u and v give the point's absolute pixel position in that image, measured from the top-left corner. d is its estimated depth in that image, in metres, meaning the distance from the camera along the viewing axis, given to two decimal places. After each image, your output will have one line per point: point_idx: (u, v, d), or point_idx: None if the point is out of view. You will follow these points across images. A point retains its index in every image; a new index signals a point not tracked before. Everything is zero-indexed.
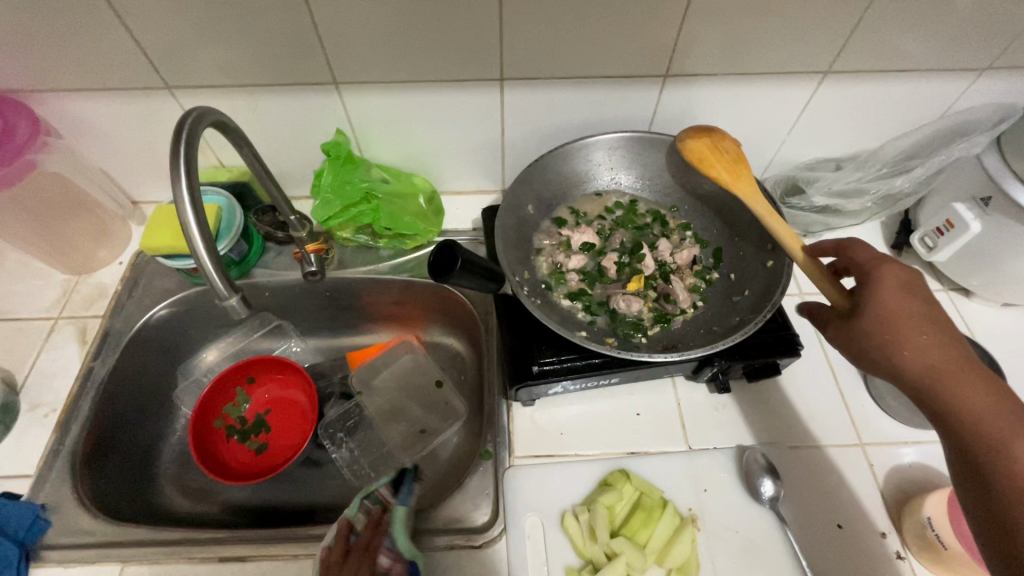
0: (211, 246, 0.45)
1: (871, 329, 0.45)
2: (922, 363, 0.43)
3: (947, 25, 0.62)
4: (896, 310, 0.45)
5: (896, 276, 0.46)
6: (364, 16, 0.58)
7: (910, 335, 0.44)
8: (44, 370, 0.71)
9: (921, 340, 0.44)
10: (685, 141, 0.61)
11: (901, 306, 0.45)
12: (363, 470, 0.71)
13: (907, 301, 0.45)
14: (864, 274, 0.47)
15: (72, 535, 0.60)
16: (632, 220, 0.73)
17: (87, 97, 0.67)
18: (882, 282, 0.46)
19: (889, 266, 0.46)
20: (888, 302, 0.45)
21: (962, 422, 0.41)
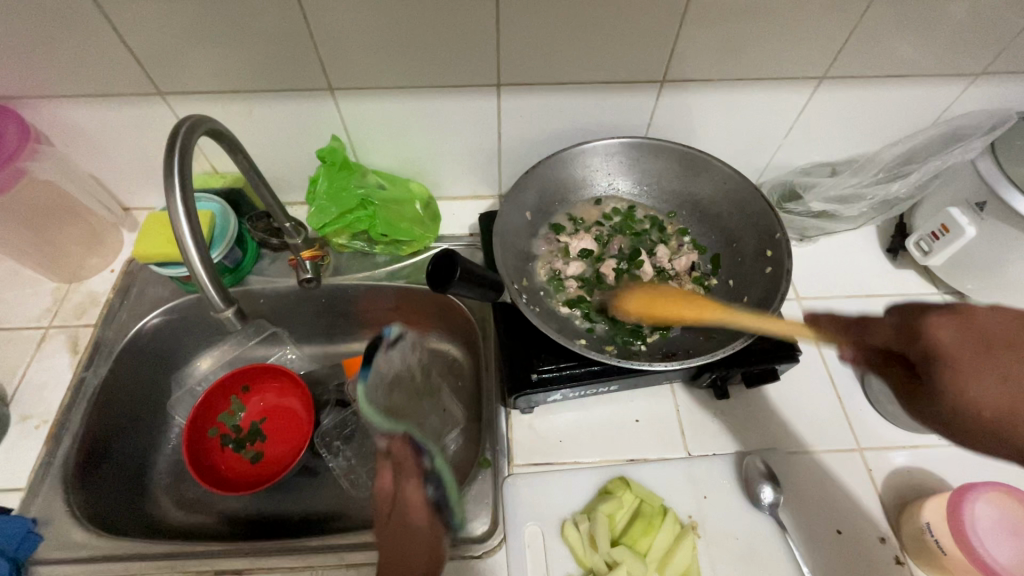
0: (205, 257, 0.44)
1: (974, 416, 0.38)
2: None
3: (942, 31, 0.62)
4: (992, 382, 0.37)
5: (964, 330, 0.39)
6: (359, 21, 0.58)
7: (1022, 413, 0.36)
8: (34, 380, 0.69)
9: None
10: (629, 308, 0.66)
11: (995, 376, 0.37)
12: (362, 480, 0.72)
13: (1003, 364, 0.37)
14: (918, 346, 0.42)
15: (64, 549, 0.59)
16: (631, 226, 0.73)
17: (78, 103, 0.66)
18: (953, 352, 0.39)
19: (941, 326, 0.40)
20: (976, 373, 0.38)
21: None
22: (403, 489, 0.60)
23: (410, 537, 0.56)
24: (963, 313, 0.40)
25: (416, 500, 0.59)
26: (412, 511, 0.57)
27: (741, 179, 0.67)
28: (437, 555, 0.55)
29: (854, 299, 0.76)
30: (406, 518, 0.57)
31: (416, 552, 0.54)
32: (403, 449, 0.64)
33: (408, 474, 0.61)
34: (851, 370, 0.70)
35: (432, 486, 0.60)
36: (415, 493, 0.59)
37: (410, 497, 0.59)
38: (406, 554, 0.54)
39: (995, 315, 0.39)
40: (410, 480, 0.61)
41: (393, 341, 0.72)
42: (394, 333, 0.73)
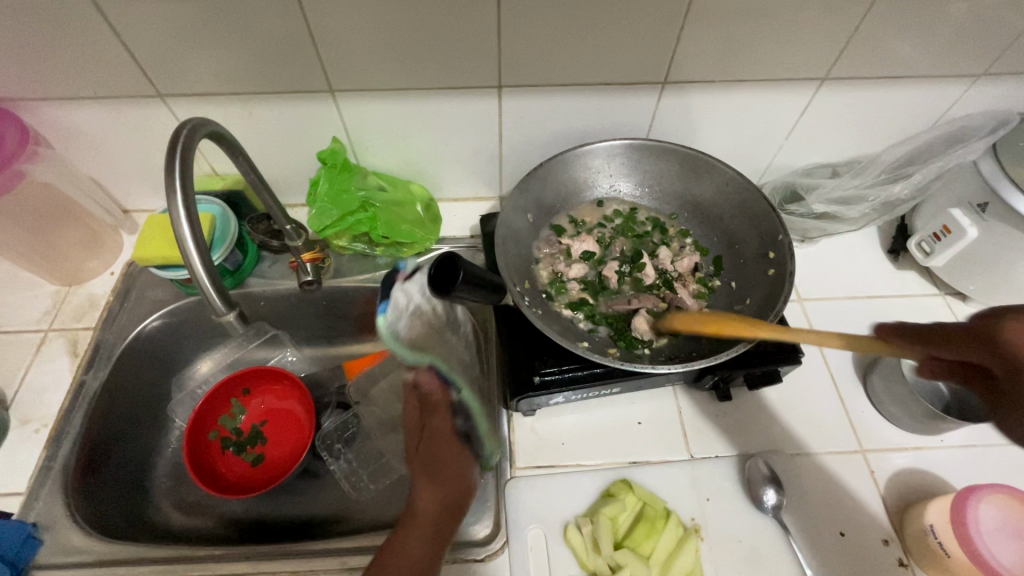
0: (206, 258, 0.44)
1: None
2: None
3: (944, 32, 0.62)
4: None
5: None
6: (361, 24, 0.58)
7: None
8: (34, 384, 0.69)
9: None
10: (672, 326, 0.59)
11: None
12: (363, 482, 0.71)
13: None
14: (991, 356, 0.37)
15: (65, 554, 0.58)
16: (632, 228, 0.73)
17: (77, 106, 0.66)
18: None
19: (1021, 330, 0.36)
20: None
21: None
22: (433, 423, 0.57)
23: (443, 470, 0.54)
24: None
25: (444, 432, 0.56)
26: (445, 443, 0.56)
27: (744, 180, 0.67)
28: (465, 489, 0.54)
29: (855, 300, 0.76)
30: (436, 450, 0.55)
31: (446, 489, 0.53)
32: (431, 381, 0.57)
33: (436, 405, 0.57)
34: (853, 372, 0.70)
35: (460, 417, 0.58)
36: (442, 426, 0.56)
37: (439, 428, 0.57)
38: (436, 488, 0.53)
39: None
40: (439, 411, 0.57)
41: (411, 275, 0.54)
42: (409, 266, 0.56)
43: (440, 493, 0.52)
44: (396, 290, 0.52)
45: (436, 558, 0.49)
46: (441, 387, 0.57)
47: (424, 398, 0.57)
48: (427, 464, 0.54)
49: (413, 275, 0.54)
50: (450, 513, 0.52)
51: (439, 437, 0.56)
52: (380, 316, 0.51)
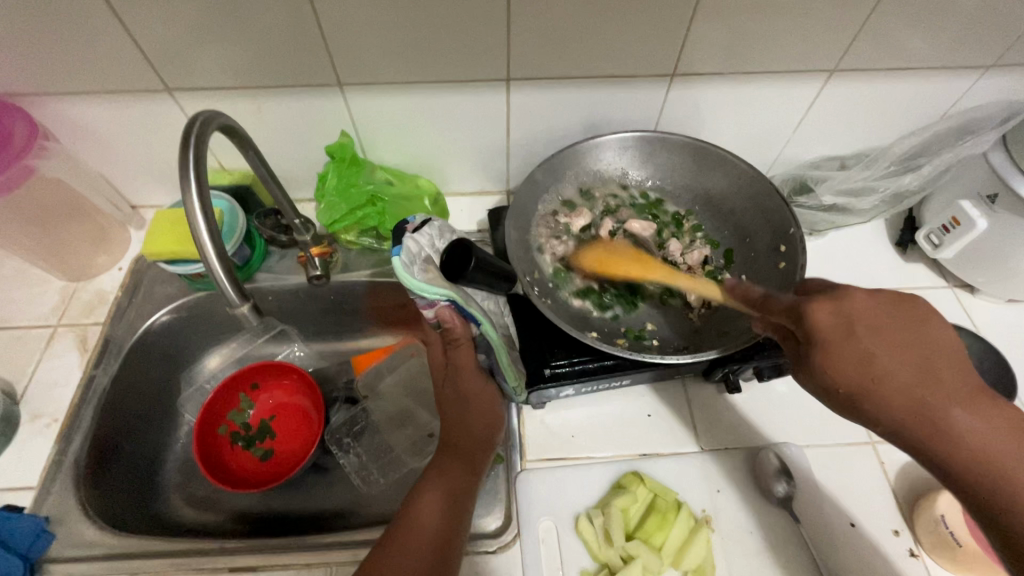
0: (221, 252, 0.44)
1: (840, 394, 0.41)
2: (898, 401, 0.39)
3: (954, 22, 0.62)
4: (853, 360, 0.40)
5: (840, 317, 0.41)
6: (371, 16, 0.57)
7: (884, 387, 0.39)
8: (44, 380, 0.69)
9: (881, 390, 0.39)
10: (580, 257, 0.69)
11: (856, 358, 0.40)
12: (373, 477, 0.71)
13: (866, 344, 0.40)
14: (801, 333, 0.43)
15: (78, 548, 0.58)
16: (654, 211, 0.73)
17: (85, 101, 0.66)
18: (830, 334, 0.41)
19: (823, 310, 0.42)
20: (842, 354, 0.40)
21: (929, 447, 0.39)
22: (456, 358, 0.60)
23: (473, 402, 0.59)
24: (842, 297, 0.42)
25: (470, 367, 0.60)
26: (469, 377, 0.59)
27: (756, 174, 0.67)
28: (497, 422, 0.60)
29: None
30: (464, 384, 0.59)
31: (478, 419, 0.59)
32: (451, 318, 0.55)
33: (458, 339, 0.59)
34: None
35: (483, 354, 0.61)
36: (466, 359, 0.59)
37: (462, 362, 0.59)
38: (468, 422, 0.58)
39: (861, 299, 0.41)
40: (461, 346, 0.59)
41: (420, 226, 0.54)
42: (418, 220, 0.55)
43: (466, 425, 0.58)
44: (408, 237, 0.50)
45: (473, 481, 0.55)
46: (461, 322, 0.57)
47: (446, 333, 0.58)
48: (458, 398, 0.59)
49: (423, 226, 0.54)
50: (483, 443, 0.58)
51: (463, 370, 0.59)
52: (393, 259, 0.49)
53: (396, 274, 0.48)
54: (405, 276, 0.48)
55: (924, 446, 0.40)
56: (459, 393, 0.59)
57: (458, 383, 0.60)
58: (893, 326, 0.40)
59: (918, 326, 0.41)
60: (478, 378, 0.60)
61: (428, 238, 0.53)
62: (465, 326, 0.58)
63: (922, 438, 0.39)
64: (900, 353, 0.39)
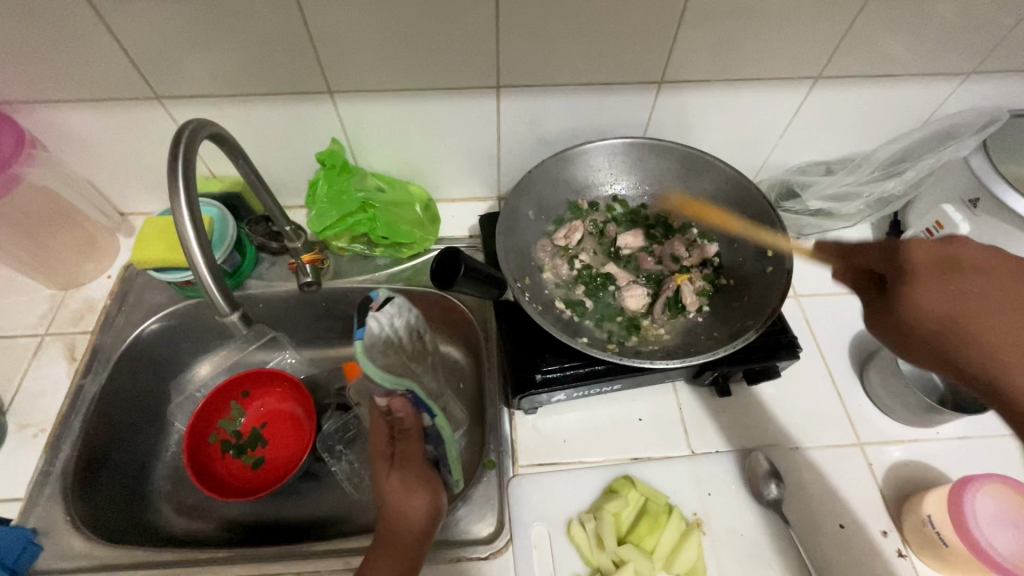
0: (211, 263, 0.44)
1: (920, 326, 0.41)
2: (940, 316, 0.40)
3: (933, 29, 0.63)
4: (954, 297, 0.40)
5: (940, 256, 0.42)
6: (361, 24, 0.58)
7: (975, 323, 0.39)
8: (32, 389, 0.69)
9: (972, 325, 0.39)
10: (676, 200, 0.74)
11: (951, 290, 0.40)
12: (364, 483, 0.71)
13: (965, 283, 0.40)
14: (902, 271, 0.43)
15: (65, 559, 0.58)
16: (634, 218, 0.75)
17: (73, 108, 0.65)
18: (922, 269, 0.42)
19: (970, 250, 0.41)
20: (936, 286, 0.41)
21: (993, 379, 0.38)
22: (401, 449, 0.56)
23: (412, 493, 0.54)
24: (948, 241, 0.42)
25: (418, 456, 0.56)
26: (412, 469, 0.55)
27: (743, 179, 0.68)
28: (436, 513, 0.54)
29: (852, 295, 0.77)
30: (406, 475, 0.55)
31: (416, 511, 0.53)
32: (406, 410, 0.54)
33: (409, 430, 0.56)
34: (850, 368, 0.71)
35: (432, 445, 0.57)
36: (416, 450, 0.56)
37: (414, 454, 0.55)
38: (405, 515, 0.53)
39: (974, 247, 0.41)
40: (411, 437, 0.56)
41: (383, 303, 0.54)
42: (382, 294, 0.54)
43: (404, 519, 0.52)
44: (372, 317, 0.51)
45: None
46: (414, 415, 0.54)
47: (398, 424, 0.56)
48: (398, 488, 0.54)
49: (386, 305, 0.53)
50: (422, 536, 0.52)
51: (407, 463, 0.55)
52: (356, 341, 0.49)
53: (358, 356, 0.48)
54: (365, 360, 0.48)
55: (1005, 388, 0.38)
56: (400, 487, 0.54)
57: (399, 472, 0.55)
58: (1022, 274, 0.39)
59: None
60: (422, 468, 0.56)
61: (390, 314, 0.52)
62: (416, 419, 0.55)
63: (1006, 378, 0.38)
64: (998, 288, 0.39)
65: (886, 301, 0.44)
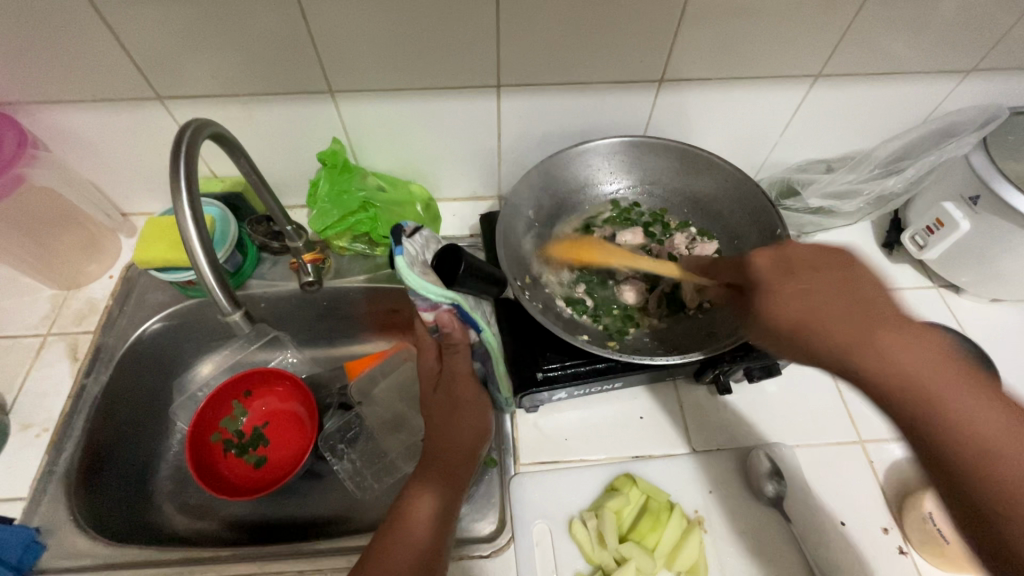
0: (213, 262, 0.44)
1: (777, 327, 0.44)
2: (791, 314, 0.43)
3: (932, 28, 0.63)
4: (793, 296, 0.43)
5: (777, 262, 0.47)
6: (361, 24, 0.58)
7: (819, 315, 0.42)
8: (34, 389, 0.69)
9: (813, 317, 0.42)
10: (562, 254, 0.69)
11: (794, 291, 0.44)
12: (366, 482, 0.71)
13: (803, 283, 0.44)
14: (752, 282, 0.47)
15: (68, 558, 0.58)
16: (629, 216, 0.74)
17: (75, 108, 0.66)
18: (767, 278, 0.46)
19: (801, 253, 0.46)
20: (780, 290, 0.44)
21: (843, 363, 0.40)
22: (452, 363, 0.59)
23: (463, 411, 0.58)
24: (784, 251, 0.47)
25: (465, 373, 0.59)
26: (464, 386, 0.59)
27: (745, 178, 0.68)
28: (482, 436, 0.58)
29: None
30: (456, 392, 0.58)
31: (466, 433, 0.57)
32: (451, 323, 0.56)
33: (456, 345, 0.58)
34: None
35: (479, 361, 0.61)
36: (462, 366, 0.59)
37: (460, 369, 0.59)
38: (455, 434, 0.57)
39: (805, 250, 0.46)
40: (459, 353, 0.59)
41: (413, 233, 0.54)
42: (410, 224, 0.55)
43: (457, 437, 0.56)
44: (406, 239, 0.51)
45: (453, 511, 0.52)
46: (460, 329, 0.57)
47: (445, 338, 0.58)
48: (450, 404, 0.58)
49: (415, 235, 0.54)
50: (467, 460, 0.56)
51: (458, 378, 0.59)
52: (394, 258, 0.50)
53: (398, 271, 0.49)
54: (407, 275, 0.49)
55: (857, 370, 0.40)
56: (450, 403, 0.58)
57: (451, 389, 0.59)
58: (847, 268, 0.44)
59: (848, 272, 0.44)
60: (471, 386, 0.59)
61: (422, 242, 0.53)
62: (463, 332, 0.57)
63: (854, 358, 0.40)
64: (829, 283, 0.43)
65: (751, 311, 0.47)
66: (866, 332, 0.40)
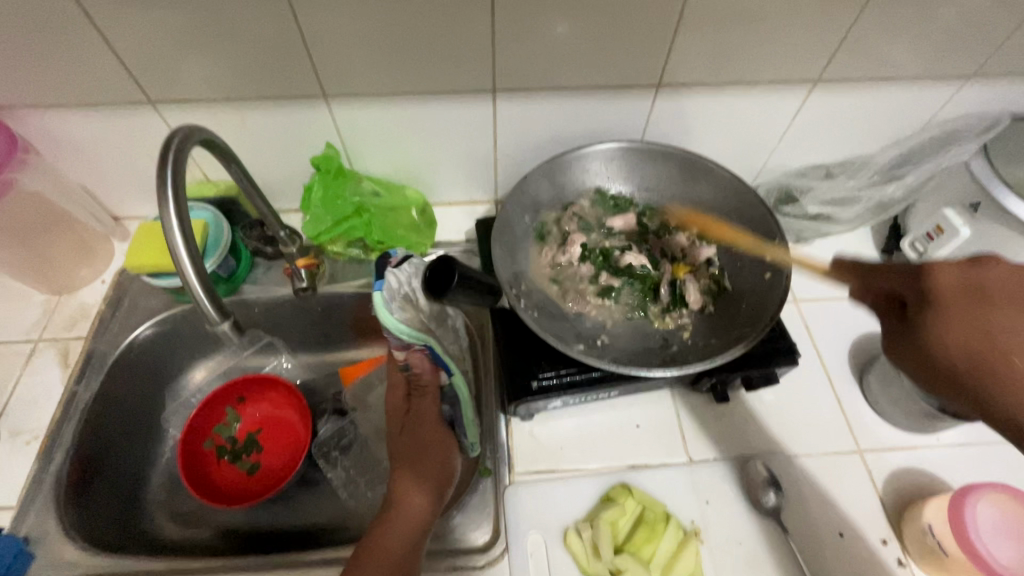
0: (201, 271, 0.44)
1: (950, 365, 0.39)
2: (968, 353, 0.38)
3: (932, 33, 0.62)
4: (979, 329, 0.38)
5: (965, 281, 0.40)
6: (354, 28, 0.57)
7: (1010, 361, 0.37)
8: (25, 396, 0.68)
9: (1008, 363, 0.37)
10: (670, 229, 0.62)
11: (982, 323, 0.38)
12: (360, 490, 0.71)
13: (997, 314, 0.38)
14: (922, 299, 0.41)
15: (56, 568, 0.57)
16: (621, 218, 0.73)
17: (66, 113, 0.65)
18: (951, 300, 0.39)
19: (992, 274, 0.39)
20: (959, 319, 0.39)
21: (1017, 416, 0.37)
22: (419, 404, 0.60)
23: (427, 450, 0.58)
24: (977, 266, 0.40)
25: (431, 416, 0.60)
26: (428, 427, 0.59)
27: (742, 184, 0.67)
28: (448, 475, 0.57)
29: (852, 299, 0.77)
30: (421, 433, 0.59)
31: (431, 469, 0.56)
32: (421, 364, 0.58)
33: (425, 387, 0.60)
34: (850, 374, 0.70)
35: (447, 404, 0.61)
36: (429, 409, 0.60)
37: (425, 411, 0.60)
38: (420, 470, 0.56)
39: (1004, 271, 0.39)
40: (426, 395, 0.61)
41: (401, 262, 0.56)
42: (400, 254, 0.57)
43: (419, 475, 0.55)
44: (390, 272, 0.53)
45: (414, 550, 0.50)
46: (430, 370, 0.59)
47: (415, 379, 0.60)
48: (413, 442, 0.59)
49: (403, 264, 0.56)
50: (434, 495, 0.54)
51: (425, 419, 0.60)
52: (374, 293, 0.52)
53: (376, 308, 0.51)
54: (385, 312, 0.51)
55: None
56: (416, 442, 0.59)
57: (416, 429, 0.59)
58: None
59: None
60: (435, 428, 0.60)
61: (408, 273, 0.55)
62: (434, 373, 0.59)
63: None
64: None
65: (907, 330, 0.42)
66: None
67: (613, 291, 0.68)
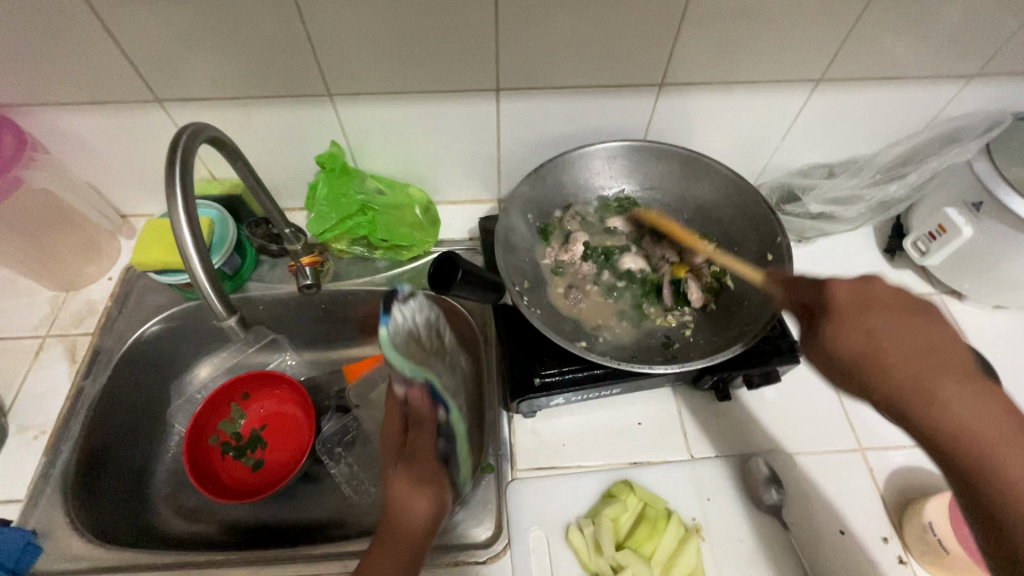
0: (207, 266, 0.44)
1: (837, 360, 0.44)
2: (853, 350, 0.43)
3: (935, 32, 0.62)
4: (859, 331, 0.43)
5: (857, 292, 0.45)
6: (358, 27, 0.58)
7: (881, 361, 0.42)
8: (33, 391, 0.69)
9: (882, 360, 0.42)
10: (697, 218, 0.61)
11: (860, 329, 0.43)
12: (363, 486, 0.72)
13: (871, 320, 0.43)
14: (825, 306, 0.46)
15: (64, 561, 0.58)
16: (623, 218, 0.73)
17: (75, 111, 0.66)
18: (842, 306, 0.45)
19: (881, 287, 0.45)
20: (849, 323, 0.44)
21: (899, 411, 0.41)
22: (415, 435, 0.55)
23: (419, 479, 0.51)
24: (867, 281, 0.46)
25: (428, 450, 0.54)
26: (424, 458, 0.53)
27: (743, 183, 0.68)
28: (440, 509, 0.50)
29: None
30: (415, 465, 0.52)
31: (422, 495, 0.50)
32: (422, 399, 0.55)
33: (422, 419, 0.55)
34: None
35: (444, 439, 0.56)
36: (427, 442, 0.54)
37: (422, 443, 0.54)
38: (410, 498, 0.50)
39: (883, 287, 0.45)
40: (424, 428, 0.55)
41: (406, 297, 0.53)
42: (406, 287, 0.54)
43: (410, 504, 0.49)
44: (396, 306, 0.50)
45: None
46: (429, 404, 0.55)
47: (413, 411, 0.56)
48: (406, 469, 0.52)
49: (409, 298, 0.53)
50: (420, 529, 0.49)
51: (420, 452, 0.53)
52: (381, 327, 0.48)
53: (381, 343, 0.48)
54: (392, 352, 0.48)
55: (910, 415, 0.40)
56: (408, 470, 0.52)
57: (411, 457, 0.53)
58: (919, 319, 0.43)
59: (928, 324, 0.42)
60: (432, 462, 0.53)
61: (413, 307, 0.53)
62: (433, 410, 0.55)
63: (913, 410, 0.40)
64: (909, 332, 0.42)
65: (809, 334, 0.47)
66: (936, 383, 0.40)
67: (614, 291, 0.69)
